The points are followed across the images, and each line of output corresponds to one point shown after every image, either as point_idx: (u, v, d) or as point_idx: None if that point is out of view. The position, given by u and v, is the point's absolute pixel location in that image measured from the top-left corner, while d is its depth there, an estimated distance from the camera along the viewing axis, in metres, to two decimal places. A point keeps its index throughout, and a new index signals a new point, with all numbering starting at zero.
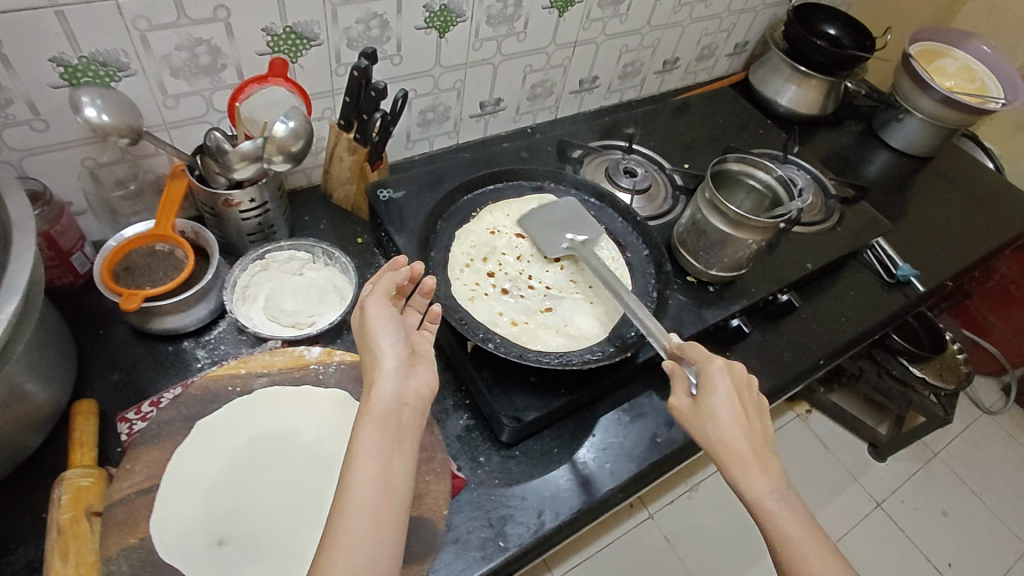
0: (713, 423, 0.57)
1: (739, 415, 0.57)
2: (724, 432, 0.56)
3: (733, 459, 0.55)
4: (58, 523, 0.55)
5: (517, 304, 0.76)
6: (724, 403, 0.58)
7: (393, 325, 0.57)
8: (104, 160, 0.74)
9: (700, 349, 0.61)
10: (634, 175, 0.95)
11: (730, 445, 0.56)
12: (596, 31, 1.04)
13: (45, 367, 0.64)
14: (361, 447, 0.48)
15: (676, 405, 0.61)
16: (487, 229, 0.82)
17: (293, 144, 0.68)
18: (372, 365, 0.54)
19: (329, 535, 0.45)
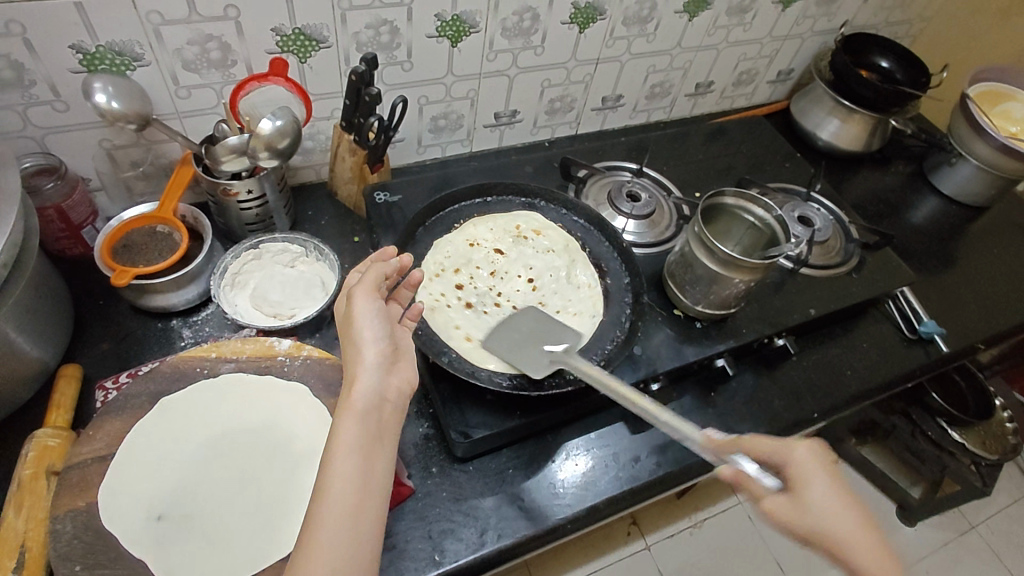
0: (829, 520, 0.47)
1: (854, 508, 0.48)
2: (843, 530, 0.47)
3: (868, 561, 0.45)
4: (19, 477, 0.60)
5: (477, 320, 0.76)
6: (830, 494, 0.49)
7: (379, 318, 0.55)
8: (120, 143, 0.78)
9: (770, 436, 0.53)
10: (637, 201, 0.92)
11: (857, 544, 0.46)
12: (620, 49, 1.02)
13: (38, 331, 0.69)
14: (343, 436, 0.47)
15: (771, 509, 0.50)
16: (466, 238, 0.82)
17: (280, 141, 0.71)
18: (357, 358, 0.53)
19: (310, 520, 0.43)
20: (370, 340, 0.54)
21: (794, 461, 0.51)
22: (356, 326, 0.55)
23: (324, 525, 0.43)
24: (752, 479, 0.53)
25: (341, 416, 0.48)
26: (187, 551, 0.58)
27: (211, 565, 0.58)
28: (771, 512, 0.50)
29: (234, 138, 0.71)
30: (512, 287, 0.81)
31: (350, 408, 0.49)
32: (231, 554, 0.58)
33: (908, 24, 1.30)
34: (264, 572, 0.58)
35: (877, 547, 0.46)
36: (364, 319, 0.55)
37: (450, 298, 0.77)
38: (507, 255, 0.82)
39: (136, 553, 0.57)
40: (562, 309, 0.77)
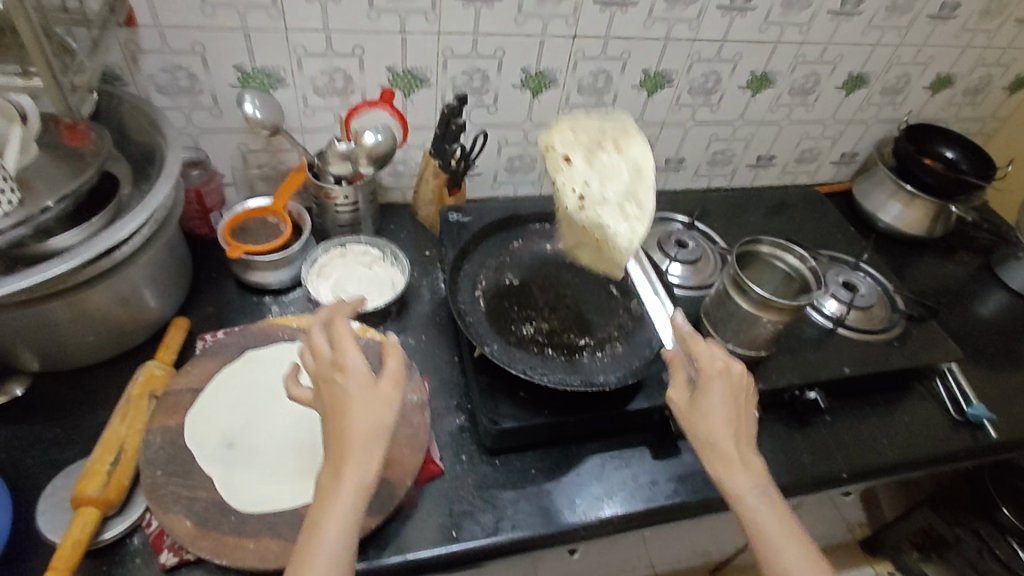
0: (703, 413, 0.61)
1: (729, 407, 0.61)
2: (709, 421, 0.60)
3: (715, 448, 0.59)
4: (128, 394, 0.72)
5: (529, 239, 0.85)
6: (722, 404, 0.61)
7: (390, 404, 0.57)
8: (253, 148, 0.95)
9: (702, 347, 0.65)
10: (684, 247, 0.99)
11: (715, 433, 0.60)
12: (685, 115, 1.13)
13: (164, 286, 0.84)
14: (333, 522, 0.52)
15: (674, 398, 0.64)
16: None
17: (381, 151, 0.89)
18: (360, 440, 0.54)
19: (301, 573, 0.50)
20: (379, 429, 0.55)
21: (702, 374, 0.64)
22: (362, 408, 0.56)
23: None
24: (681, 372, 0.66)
25: (333, 500, 0.53)
26: (245, 477, 0.68)
27: (263, 490, 0.67)
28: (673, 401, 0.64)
29: (342, 145, 0.90)
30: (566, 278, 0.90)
31: (346, 493, 0.53)
32: (280, 487, 0.68)
33: (980, 121, 1.34)
34: (304, 507, 0.66)
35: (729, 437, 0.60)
36: (375, 407, 0.56)
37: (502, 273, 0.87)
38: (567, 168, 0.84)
39: (207, 469, 0.68)
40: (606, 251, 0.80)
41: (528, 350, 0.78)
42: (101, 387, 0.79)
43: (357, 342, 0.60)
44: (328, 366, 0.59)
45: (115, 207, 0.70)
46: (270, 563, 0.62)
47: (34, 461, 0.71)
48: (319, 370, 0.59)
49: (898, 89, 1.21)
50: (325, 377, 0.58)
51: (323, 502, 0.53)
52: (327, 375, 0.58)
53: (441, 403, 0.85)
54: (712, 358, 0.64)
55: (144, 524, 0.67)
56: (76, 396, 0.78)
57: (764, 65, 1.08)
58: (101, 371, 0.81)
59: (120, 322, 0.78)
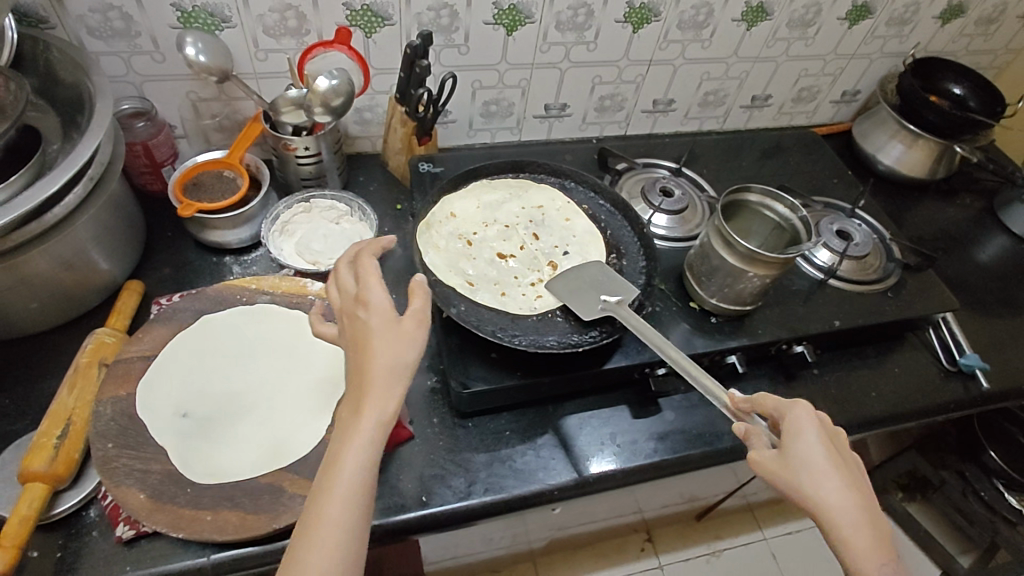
0: (805, 470, 0.51)
1: (835, 462, 0.52)
2: (820, 480, 0.51)
3: (832, 510, 0.49)
4: (77, 362, 0.68)
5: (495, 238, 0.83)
6: (824, 461, 0.52)
7: (413, 341, 0.51)
8: (204, 96, 0.88)
9: (776, 399, 0.58)
10: (670, 196, 0.93)
11: (828, 496, 0.50)
12: (674, 52, 1.04)
13: (113, 247, 0.79)
14: (350, 461, 0.48)
15: (757, 459, 0.54)
16: (591, 285, 0.74)
17: (334, 99, 0.81)
18: (381, 376, 0.50)
19: (311, 519, 0.46)
20: (402, 365, 0.50)
21: (788, 426, 0.55)
22: (383, 341, 0.51)
23: (322, 549, 0.45)
24: (758, 437, 0.57)
25: (351, 440, 0.48)
26: (202, 447, 0.65)
27: (220, 461, 0.64)
28: (755, 463, 0.55)
29: (294, 91, 0.84)
30: (548, 243, 0.84)
31: (366, 431, 0.49)
32: (238, 457, 0.65)
33: (991, 55, 1.25)
34: (264, 477, 0.64)
35: (847, 500, 0.50)
36: (399, 342, 0.51)
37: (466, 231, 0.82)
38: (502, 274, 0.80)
39: (160, 440, 0.64)
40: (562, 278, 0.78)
41: (490, 308, 0.74)
42: (52, 355, 0.75)
43: (382, 275, 0.54)
44: (352, 302, 0.54)
45: (38, 160, 0.64)
46: (229, 535, 0.60)
47: None
48: (344, 305, 0.54)
49: (906, 19, 1.11)
50: (349, 313, 0.54)
51: (341, 442, 0.49)
52: (351, 311, 0.54)
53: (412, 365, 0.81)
54: (795, 407, 0.56)
55: (100, 496, 0.65)
56: (25, 364, 0.74)
57: None
58: (51, 338, 0.77)
59: (66, 287, 0.74)
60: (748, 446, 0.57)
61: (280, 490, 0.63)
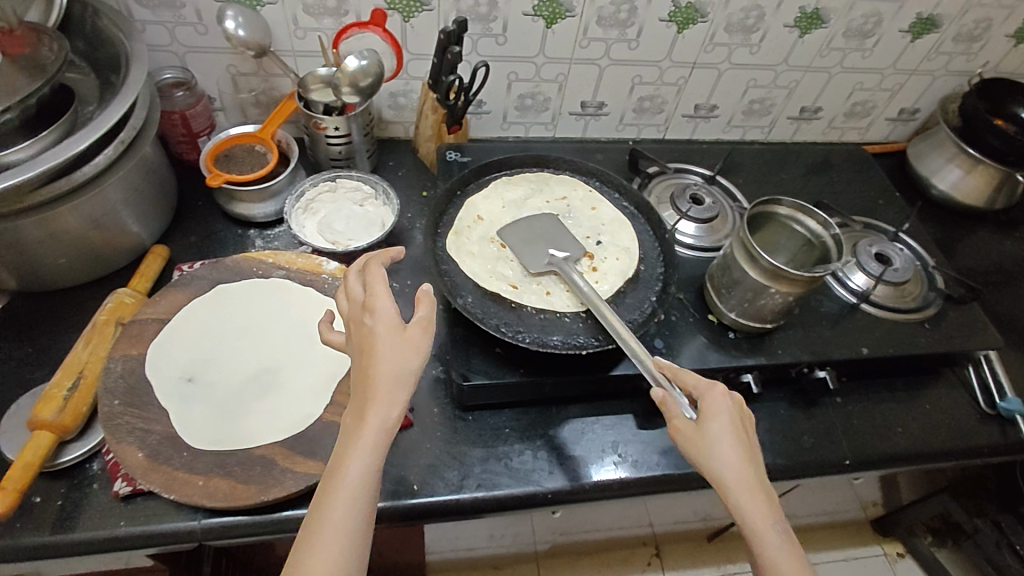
0: (716, 445, 0.54)
1: (741, 437, 0.54)
2: (723, 454, 0.53)
3: (732, 483, 0.52)
4: (95, 320, 0.70)
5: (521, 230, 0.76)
6: (729, 436, 0.54)
7: (417, 350, 0.52)
8: (243, 70, 0.90)
9: (695, 376, 0.58)
10: (700, 204, 0.90)
11: (729, 467, 0.53)
12: (720, 56, 1.01)
13: (143, 211, 0.81)
14: (352, 468, 0.49)
15: (677, 430, 0.56)
16: (541, 239, 0.75)
17: (363, 80, 0.81)
18: (384, 381, 0.51)
19: (316, 522, 0.47)
20: (406, 372, 0.51)
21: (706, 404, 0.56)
22: (389, 349, 0.51)
23: (325, 555, 0.46)
24: (672, 408, 0.57)
25: (354, 445, 0.49)
26: (201, 413, 0.66)
27: (218, 429, 0.65)
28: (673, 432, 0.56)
29: (324, 70, 0.84)
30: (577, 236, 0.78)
31: (365, 439, 0.49)
32: (236, 425, 0.66)
33: None
34: (258, 448, 0.64)
35: (743, 471, 0.53)
36: (403, 349, 0.52)
37: (488, 220, 0.77)
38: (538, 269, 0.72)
39: (165, 403, 0.66)
40: (599, 273, 0.73)
41: (509, 304, 0.69)
42: (77, 310, 0.78)
43: (388, 283, 0.55)
44: (360, 309, 0.54)
45: (67, 119, 0.66)
46: (218, 502, 0.60)
47: (7, 377, 0.71)
48: (352, 312, 0.55)
49: (975, 35, 1.04)
50: (355, 319, 0.55)
51: (345, 446, 0.50)
52: (358, 317, 0.55)
53: None
54: (711, 387, 0.57)
55: (103, 451, 0.66)
56: (51, 317, 0.77)
57: None
58: (78, 294, 0.80)
59: (94, 246, 0.76)
60: (665, 413, 0.58)
61: (272, 463, 0.63)
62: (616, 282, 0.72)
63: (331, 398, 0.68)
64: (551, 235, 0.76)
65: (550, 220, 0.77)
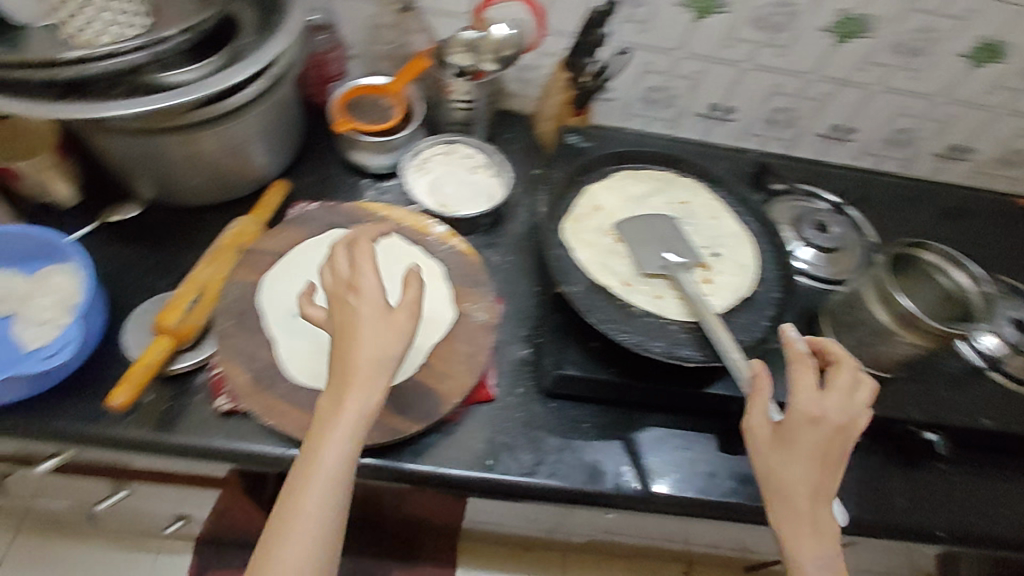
0: (785, 463, 0.52)
1: (820, 461, 0.52)
2: (791, 473, 0.52)
3: (784, 502, 0.52)
4: (220, 242, 0.75)
5: (638, 227, 0.74)
6: (808, 457, 0.52)
7: (402, 336, 0.55)
8: (383, 22, 0.91)
9: (801, 381, 0.54)
10: (824, 232, 0.84)
11: (791, 487, 0.52)
12: (873, 76, 0.94)
13: (273, 145, 0.84)
14: (330, 453, 0.53)
15: (751, 429, 0.55)
16: (659, 240, 0.73)
17: (507, 49, 0.82)
18: (366, 367, 0.53)
19: (297, 493, 0.53)
20: (388, 358, 0.54)
21: (794, 405, 0.54)
22: (369, 336, 0.54)
23: (304, 523, 0.52)
24: (756, 403, 0.56)
25: (336, 425, 0.53)
26: (304, 348, 0.69)
27: (318, 368, 0.67)
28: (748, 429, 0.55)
29: (468, 33, 0.81)
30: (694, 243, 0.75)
31: (344, 423, 0.53)
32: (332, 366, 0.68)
33: None
34: None
35: (806, 494, 0.52)
36: (386, 336, 0.54)
37: (607, 211, 0.75)
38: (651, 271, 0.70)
39: (270, 332, 0.69)
40: (712, 287, 0.71)
41: (613, 298, 0.67)
42: (199, 229, 0.82)
43: (376, 263, 0.56)
44: (345, 287, 0.56)
45: (238, 49, 0.69)
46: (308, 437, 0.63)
47: (133, 280, 0.77)
48: (335, 290, 0.56)
49: None
50: (339, 297, 0.56)
51: (325, 424, 0.54)
52: (341, 295, 0.56)
53: (510, 330, 0.80)
54: (811, 401, 0.53)
55: (210, 365, 0.70)
56: (176, 232, 0.82)
57: (998, 30, 0.87)
58: (201, 214, 0.84)
59: (224, 171, 0.80)
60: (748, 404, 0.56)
61: None
62: (729, 299, 0.70)
63: (425, 359, 0.69)
64: (669, 236, 0.73)
65: (670, 222, 0.75)
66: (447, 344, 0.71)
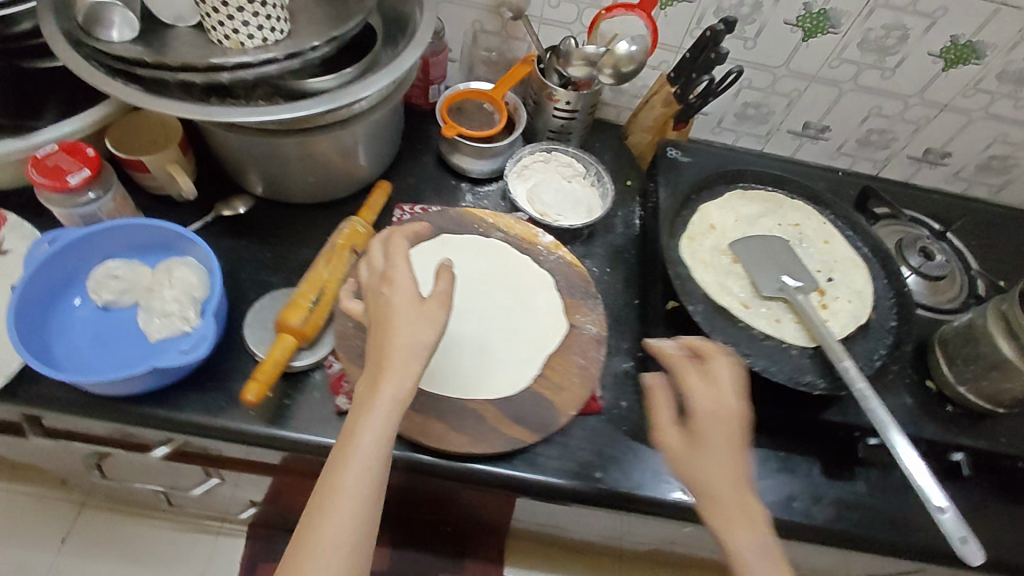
0: (706, 466, 0.51)
1: (723, 449, 0.52)
2: (702, 468, 0.51)
3: (712, 504, 0.50)
4: (334, 242, 0.76)
5: (752, 248, 0.75)
6: (718, 456, 0.52)
7: (435, 322, 0.55)
8: (487, 28, 0.91)
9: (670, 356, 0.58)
10: (930, 259, 0.83)
11: (702, 478, 0.51)
12: (976, 103, 0.93)
13: (380, 147, 0.84)
14: (366, 436, 0.52)
15: (665, 438, 0.55)
16: (776, 262, 0.74)
17: (626, 65, 0.81)
18: (402, 352, 0.53)
19: (331, 484, 0.51)
20: (421, 343, 0.54)
21: (693, 407, 0.55)
22: (405, 321, 0.54)
23: (340, 515, 0.50)
24: (660, 402, 0.57)
25: (371, 410, 0.52)
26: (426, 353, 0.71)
27: (440, 373, 0.70)
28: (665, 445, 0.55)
29: (590, 47, 0.81)
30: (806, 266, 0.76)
31: (380, 406, 0.52)
32: (454, 372, 0.70)
33: None
34: (473, 402, 0.68)
35: (719, 484, 0.51)
36: (421, 321, 0.55)
37: (721, 230, 0.76)
38: (767, 294, 0.71)
39: None
40: (828, 312, 0.71)
41: (734, 320, 0.68)
42: (307, 227, 0.84)
43: (409, 256, 0.58)
44: (380, 279, 0.58)
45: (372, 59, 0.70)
46: (432, 442, 0.65)
47: (247, 276, 0.78)
48: (370, 281, 0.58)
49: None
50: (374, 289, 0.58)
51: (359, 412, 0.53)
52: (376, 286, 0.58)
53: (612, 342, 0.81)
54: (698, 375, 0.56)
55: (327, 364, 0.71)
56: (285, 229, 0.83)
57: None
58: (308, 212, 0.85)
59: (336, 171, 0.81)
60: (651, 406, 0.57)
61: (483, 419, 0.67)
62: (847, 325, 0.70)
63: (540, 370, 0.71)
64: (784, 259, 0.74)
65: (785, 245, 0.76)
66: (561, 356, 0.72)
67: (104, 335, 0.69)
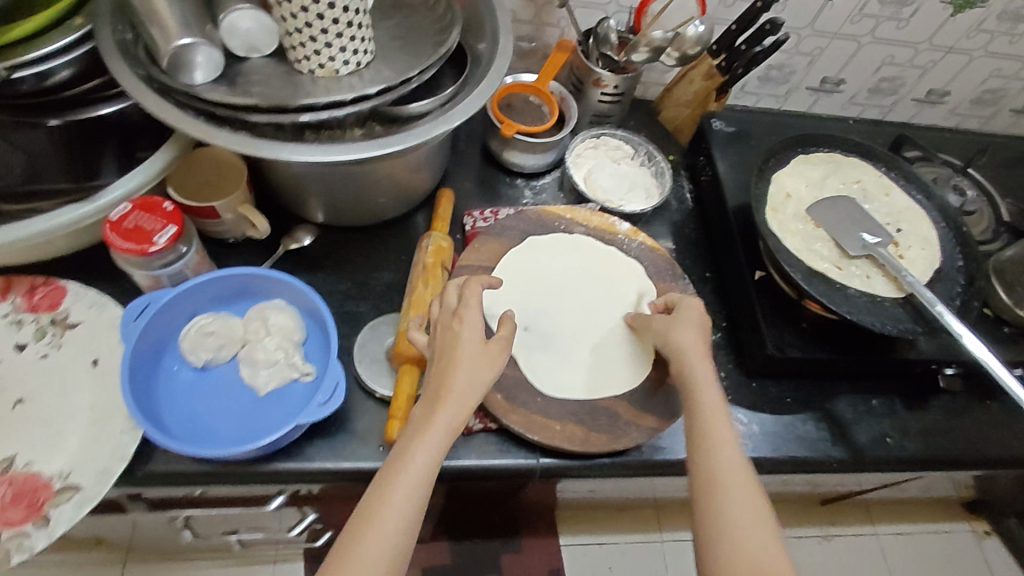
0: (680, 330, 0.66)
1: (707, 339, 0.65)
2: (676, 335, 0.66)
3: (701, 379, 0.61)
4: (424, 262, 0.74)
5: (829, 211, 0.79)
6: (692, 326, 0.66)
7: (493, 364, 0.59)
8: (521, 17, 0.88)
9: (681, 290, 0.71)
10: (963, 195, 0.92)
11: (685, 341, 0.65)
12: (978, 43, 0.99)
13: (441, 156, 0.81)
14: (419, 456, 0.53)
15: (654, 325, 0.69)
16: (852, 221, 0.79)
17: (691, 47, 0.83)
18: (462, 390, 0.56)
19: (377, 500, 0.51)
20: (479, 384, 0.57)
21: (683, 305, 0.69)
22: (470, 359, 0.57)
23: (382, 536, 0.49)
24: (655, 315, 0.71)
25: (426, 434, 0.54)
26: (546, 360, 0.72)
27: (564, 377, 0.71)
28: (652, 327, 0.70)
29: (659, 31, 0.80)
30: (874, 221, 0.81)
31: (436, 430, 0.54)
32: (579, 375, 0.71)
33: None
34: (604, 400, 0.70)
35: (695, 344, 0.64)
36: (482, 362, 0.58)
37: (797, 197, 0.80)
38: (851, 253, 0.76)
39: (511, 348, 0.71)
40: (908, 261, 0.76)
41: (833, 282, 0.72)
42: (379, 249, 0.81)
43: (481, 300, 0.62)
44: (449, 317, 0.61)
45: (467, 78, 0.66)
46: (577, 446, 0.67)
47: (335, 310, 0.75)
48: (442, 317, 0.61)
49: None
50: (442, 325, 0.61)
51: (413, 436, 0.54)
52: (445, 323, 0.61)
53: None
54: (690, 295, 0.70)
55: None
56: (357, 255, 0.80)
57: None
58: (374, 232, 0.82)
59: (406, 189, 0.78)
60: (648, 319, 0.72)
61: (617, 415, 0.69)
62: (925, 271, 0.76)
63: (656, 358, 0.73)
64: (857, 217, 0.80)
65: (856, 204, 0.80)
66: None
67: (210, 395, 0.66)
